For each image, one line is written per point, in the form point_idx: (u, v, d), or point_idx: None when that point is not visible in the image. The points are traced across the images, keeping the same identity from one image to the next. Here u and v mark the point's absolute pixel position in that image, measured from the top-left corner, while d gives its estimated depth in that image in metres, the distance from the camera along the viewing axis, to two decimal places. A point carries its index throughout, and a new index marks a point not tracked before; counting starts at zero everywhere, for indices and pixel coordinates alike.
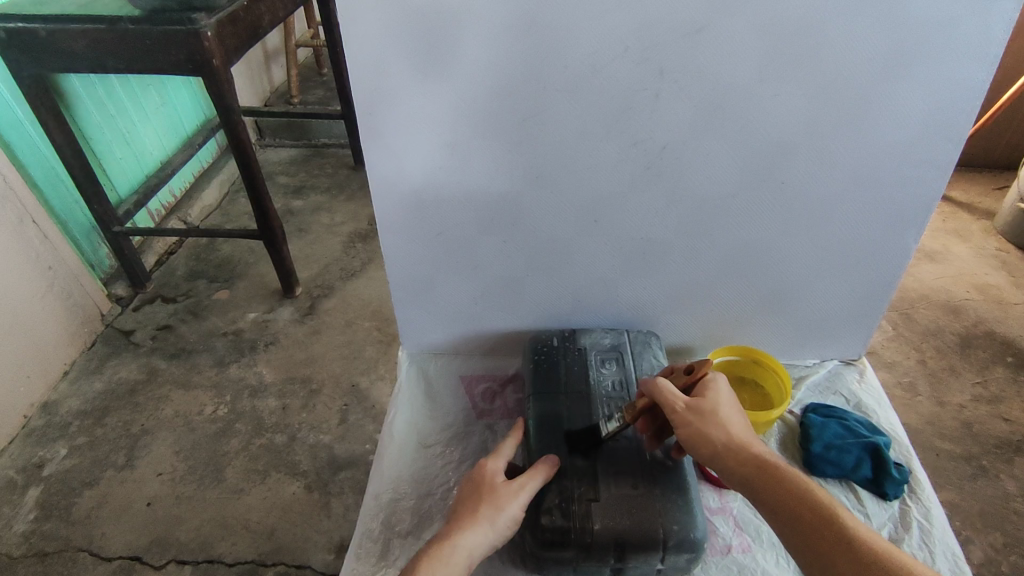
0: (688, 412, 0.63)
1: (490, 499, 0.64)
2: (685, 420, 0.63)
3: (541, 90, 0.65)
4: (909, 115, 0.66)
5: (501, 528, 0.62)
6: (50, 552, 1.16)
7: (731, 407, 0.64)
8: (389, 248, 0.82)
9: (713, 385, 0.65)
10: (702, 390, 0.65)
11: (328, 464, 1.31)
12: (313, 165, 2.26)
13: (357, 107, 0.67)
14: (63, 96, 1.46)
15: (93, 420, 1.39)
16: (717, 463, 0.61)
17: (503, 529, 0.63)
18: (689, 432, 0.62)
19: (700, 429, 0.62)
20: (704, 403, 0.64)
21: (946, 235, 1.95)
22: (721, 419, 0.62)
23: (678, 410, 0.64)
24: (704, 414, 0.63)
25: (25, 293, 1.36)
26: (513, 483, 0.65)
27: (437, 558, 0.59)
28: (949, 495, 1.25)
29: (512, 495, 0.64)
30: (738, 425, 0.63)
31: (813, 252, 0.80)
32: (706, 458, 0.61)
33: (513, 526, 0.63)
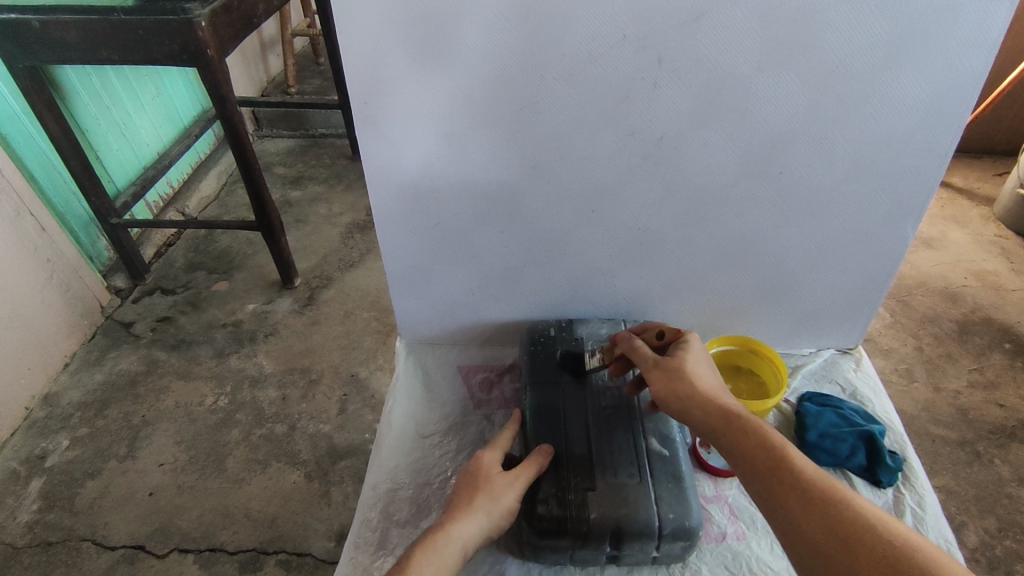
0: (662, 370, 0.66)
1: (485, 490, 0.64)
2: (661, 376, 0.66)
3: (538, 80, 0.65)
4: (906, 103, 0.66)
5: (495, 518, 0.63)
6: (54, 541, 1.18)
7: (705, 365, 0.67)
8: (387, 238, 0.82)
9: (688, 345, 0.68)
10: (677, 349, 0.68)
11: (328, 453, 1.32)
12: (311, 156, 2.25)
13: (354, 98, 0.67)
14: (58, 88, 1.45)
15: (95, 411, 1.40)
16: (686, 414, 0.63)
17: (497, 519, 0.64)
18: (659, 387, 0.65)
19: (672, 384, 0.64)
20: (677, 361, 0.66)
21: (945, 222, 1.94)
22: (693, 374, 0.65)
23: (653, 367, 0.67)
24: (676, 370, 0.65)
25: (25, 285, 1.36)
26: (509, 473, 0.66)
27: (432, 548, 0.60)
28: (944, 481, 1.26)
29: (507, 485, 0.65)
30: (710, 380, 0.65)
31: (809, 242, 0.80)
32: (675, 411, 0.63)
33: (507, 517, 0.64)
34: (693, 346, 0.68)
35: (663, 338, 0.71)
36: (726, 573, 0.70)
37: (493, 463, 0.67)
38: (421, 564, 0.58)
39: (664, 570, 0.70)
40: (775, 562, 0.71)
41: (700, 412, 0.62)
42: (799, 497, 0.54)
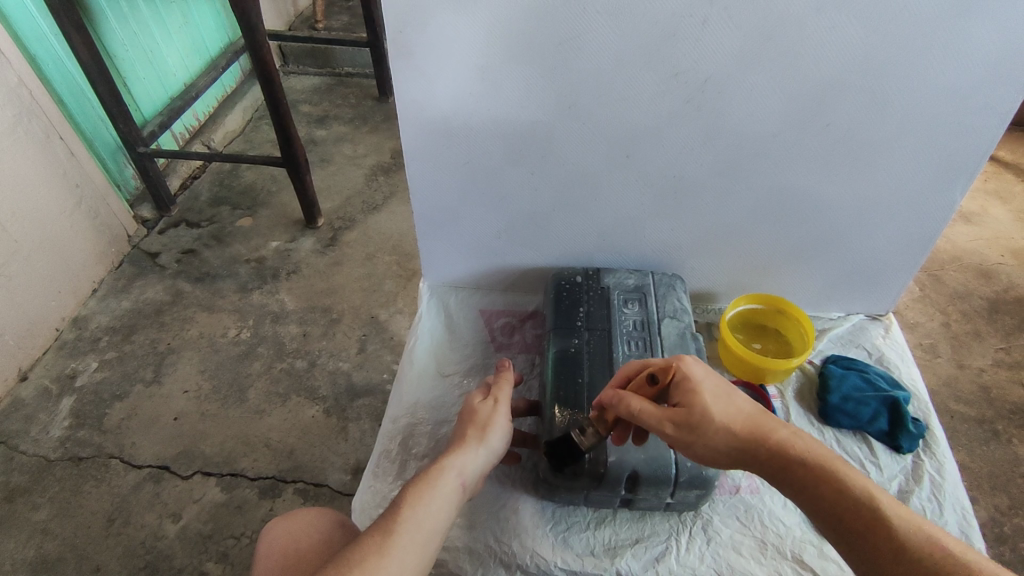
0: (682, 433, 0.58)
1: (478, 426, 0.68)
2: (685, 440, 0.58)
3: (581, 12, 0.62)
4: (971, 54, 0.62)
5: (484, 457, 0.66)
6: (85, 457, 1.23)
7: (722, 402, 0.58)
8: (415, 175, 0.80)
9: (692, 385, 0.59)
10: (685, 395, 0.59)
11: (347, 391, 1.35)
12: (337, 95, 2.22)
13: (388, 25, 0.64)
14: (87, 11, 1.43)
15: (122, 336, 1.44)
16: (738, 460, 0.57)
17: (485, 459, 0.66)
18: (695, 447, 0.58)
19: (702, 445, 0.57)
20: (695, 415, 0.57)
21: (986, 197, 1.87)
22: (722, 425, 0.57)
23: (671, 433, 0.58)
24: (700, 427, 0.57)
25: (54, 210, 1.38)
26: (492, 406, 0.71)
27: (431, 477, 0.62)
28: (960, 456, 1.26)
29: (493, 419, 0.69)
30: (745, 415, 0.58)
31: (848, 202, 0.78)
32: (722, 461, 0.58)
33: (491, 458, 0.67)
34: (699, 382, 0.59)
35: (657, 381, 0.61)
36: (737, 524, 0.71)
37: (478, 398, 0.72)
38: (422, 491, 0.60)
39: (676, 518, 0.71)
40: (787, 518, 0.72)
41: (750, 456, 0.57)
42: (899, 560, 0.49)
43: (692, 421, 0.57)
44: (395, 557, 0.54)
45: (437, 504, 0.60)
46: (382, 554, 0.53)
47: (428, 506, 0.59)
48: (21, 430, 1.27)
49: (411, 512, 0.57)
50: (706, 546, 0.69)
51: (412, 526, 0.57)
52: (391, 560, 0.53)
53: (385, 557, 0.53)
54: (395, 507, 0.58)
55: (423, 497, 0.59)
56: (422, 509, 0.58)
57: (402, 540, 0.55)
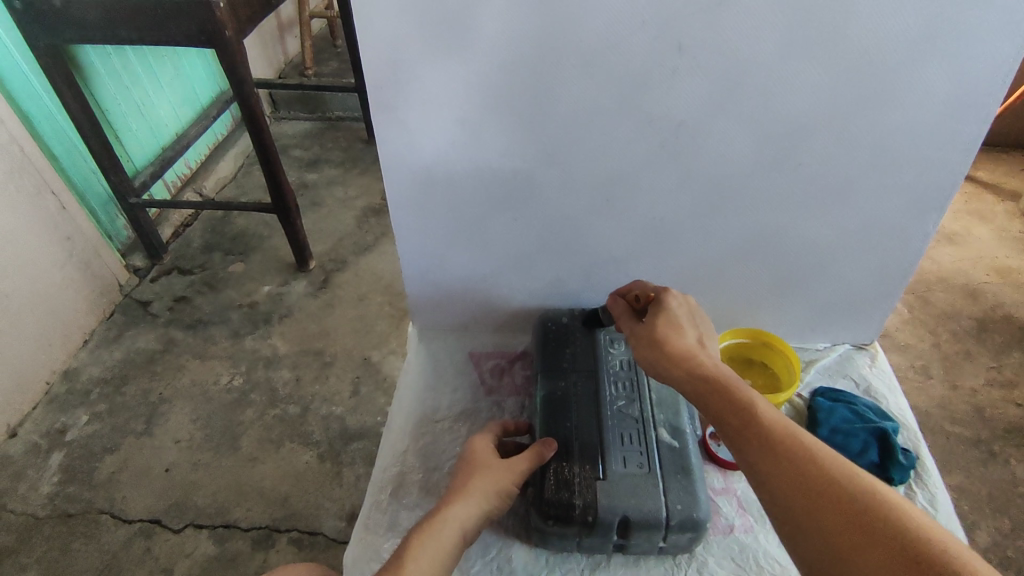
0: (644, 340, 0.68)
1: (483, 472, 0.66)
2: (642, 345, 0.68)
3: (555, 65, 0.64)
4: (932, 93, 0.65)
5: (488, 504, 0.65)
6: (74, 513, 1.21)
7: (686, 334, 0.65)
8: (400, 223, 0.81)
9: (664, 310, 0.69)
10: (653, 316, 0.69)
11: (340, 435, 1.34)
12: (327, 139, 2.26)
13: (369, 82, 0.67)
14: (78, 67, 1.46)
15: (113, 388, 1.43)
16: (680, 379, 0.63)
17: (489, 506, 0.65)
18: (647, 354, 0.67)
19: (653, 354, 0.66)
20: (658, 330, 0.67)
21: (968, 217, 1.90)
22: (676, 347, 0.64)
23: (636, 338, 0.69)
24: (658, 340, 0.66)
25: (45, 263, 1.38)
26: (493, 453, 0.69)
27: (433, 528, 0.61)
28: (957, 479, 1.25)
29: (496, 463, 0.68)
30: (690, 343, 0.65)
31: (826, 236, 0.79)
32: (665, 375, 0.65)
33: (496, 504, 0.66)
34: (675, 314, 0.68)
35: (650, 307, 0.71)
36: (732, 565, 0.70)
37: (481, 444, 0.70)
38: (421, 546, 0.59)
39: (671, 562, 0.70)
40: (782, 557, 0.71)
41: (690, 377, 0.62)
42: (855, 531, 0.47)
43: (651, 339, 0.67)
44: None
45: (439, 558, 0.59)
46: None
47: (428, 563, 0.58)
48: (9, 488, 1.25)
49: (411, 568, 0.57)
50: None
51: None
52: None
53: None
54: (396, 561, 0.58)
55: (425, 551, 0.59)
56: (423, 564, 0.58)
57: None
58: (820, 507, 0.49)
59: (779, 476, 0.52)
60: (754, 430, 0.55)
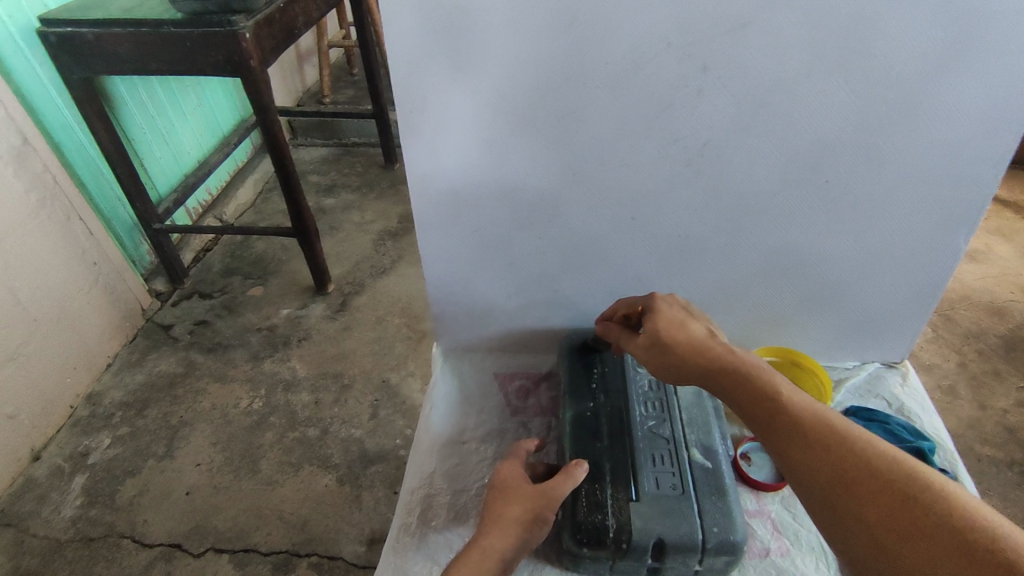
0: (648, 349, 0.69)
1: (516, 500, 0.65)
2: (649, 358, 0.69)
3: (582, 87, 0.66)
4: (959, 110, 0.65)
5: (525, 531, 0.64)
6: (95, 537, 1.21)
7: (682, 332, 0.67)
8: (425, 245, 0.82)
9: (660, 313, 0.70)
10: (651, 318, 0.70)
11: (360, 458, 1.34)
12: (344, 164, 2.30)
13: (398, 107, 0.68)
14: (108, 98, 1.51)
15: (135, 411, 1.44)
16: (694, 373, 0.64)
17: (526, 533, 0.64)
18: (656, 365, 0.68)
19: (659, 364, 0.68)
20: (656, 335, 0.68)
21: (988, 235, 1.88)
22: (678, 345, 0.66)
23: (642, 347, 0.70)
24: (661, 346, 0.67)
25: (72, 287, 1.41)
26: (524, 477, 0.68)
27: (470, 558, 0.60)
28: (993, 502, 1.21)
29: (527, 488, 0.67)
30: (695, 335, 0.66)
31: (854, 253, 0.79)
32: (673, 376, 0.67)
33: (531, 531, 0.64)
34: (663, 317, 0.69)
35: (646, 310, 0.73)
36: None
37: (512, 470, 0.69)
38: None
39: None
40: None
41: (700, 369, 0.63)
42: (903, 524, 0.47)
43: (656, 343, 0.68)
44: None
45: None
46: None
47: None
48: (31, 513, 1.25)
49: None
50: None
51: None
52: None
53: None
54: None
55: None
56: None
57: None
58: (866, 502, 0.49)
59: (820, 474, 0.52)
60: (791, 425, 0.56)
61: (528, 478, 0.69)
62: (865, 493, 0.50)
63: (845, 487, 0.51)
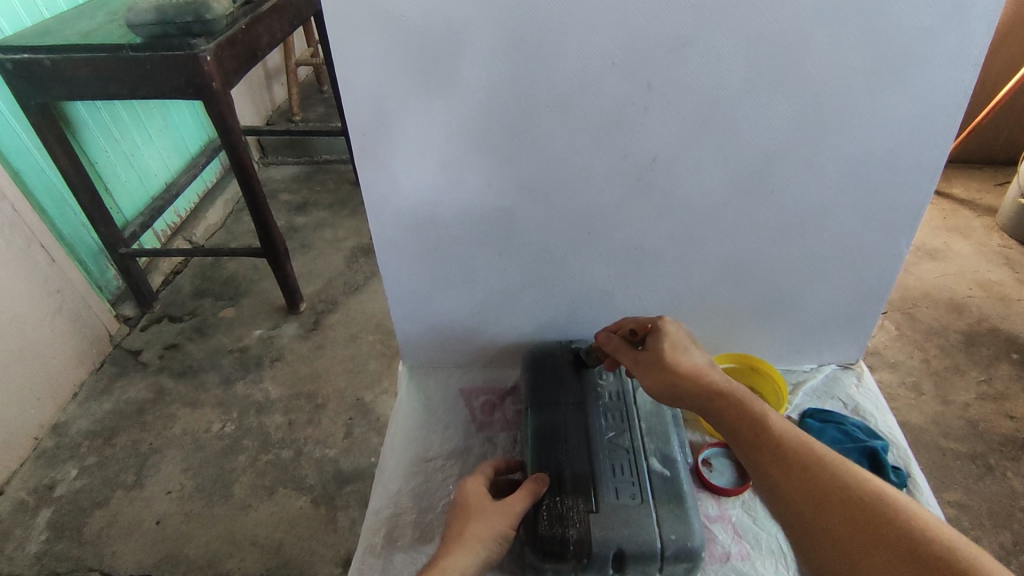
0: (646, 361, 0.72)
1: (478, 516, 0.66)
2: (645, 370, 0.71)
3: (532, 107, 0.67)
4: (894, 121, 0.67)
5: (489, 547, 0.64)
6: (62, 572, 1.18)
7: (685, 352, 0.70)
8: (386, 263, 0.83)
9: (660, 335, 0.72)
10: (653, 339, 0.73)
11: (334, 478, 1.33)
12: (315, 182, 2.29)
13: (352, 131, 0.69)
14: (68, 123, 1.49)
15: (103, 439, 1.41)
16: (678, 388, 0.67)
17: (489, 549, 0.64)
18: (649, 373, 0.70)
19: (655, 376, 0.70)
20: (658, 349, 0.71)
21: (947, 233, 1.94)
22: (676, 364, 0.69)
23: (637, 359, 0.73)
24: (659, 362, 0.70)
25: (34, 316, 1.38)
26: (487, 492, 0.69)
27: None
28: (957, 495, 1.25)
29: (488, 504, 0.67)
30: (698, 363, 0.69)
31: (804, 261, 0.81)
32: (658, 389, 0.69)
33: (495, 547, 0.65)
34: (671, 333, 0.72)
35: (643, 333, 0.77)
36: None
37: (475, 486, 0.70)
38: None
39: None
40: None
41: (688, 388, 0.66)
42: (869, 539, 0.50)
43: (654, 360, 0.71)
44: None
45: None
46: None
47: None
48: None
49: None
50: None
51: None
52: None
53: None
54: None
55: None
56: None
57: None
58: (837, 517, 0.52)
59: (826, 514, 0.53)
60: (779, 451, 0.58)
61: (492, 494, 0.69)
62: (872, 536, 0.50)
63: (853, 530, 0.51)
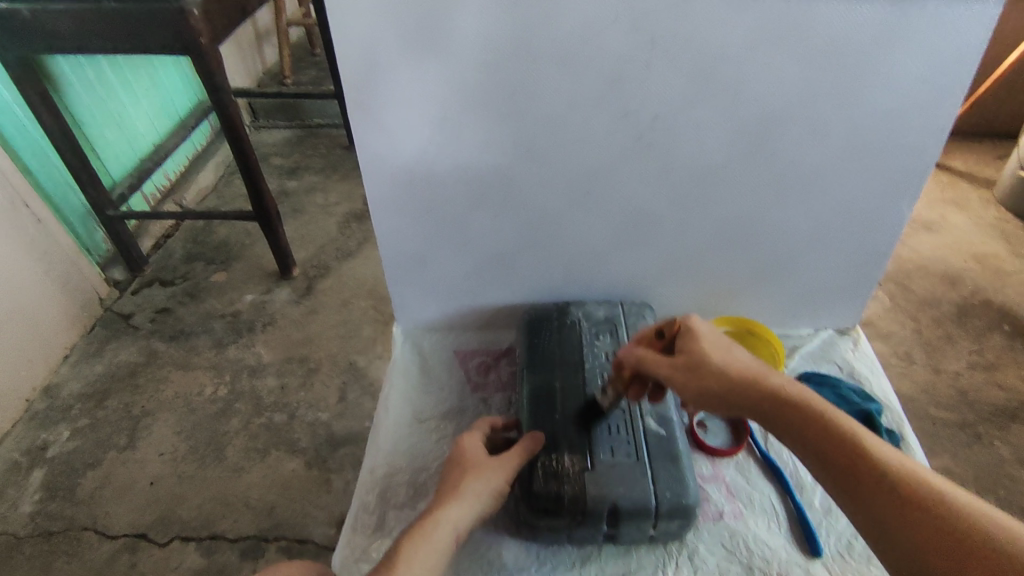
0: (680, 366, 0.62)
1: (474, 471, 0.66)
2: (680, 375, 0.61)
3: (532, 61, 0.64)
4: (904, 81, 0.66)
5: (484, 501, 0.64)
6: (56, 531, 1.18)
7: (722, 350, 0.61)
8: (380, 224, 0.81)
9: (695, 335, 0.63)
10: (689, 342, 0.62)
11: (328, 441, 1.33)
12: (307, 146, 2.24)
13: (344, 86, 0.66)
14: (50, 78, 1.44)
15: (95, 402, 1.40)
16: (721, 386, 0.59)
17: (484, 504, 0.65)
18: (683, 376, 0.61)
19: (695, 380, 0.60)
20: (692, 352, 0.62)
21: (944, 205, 1.93)
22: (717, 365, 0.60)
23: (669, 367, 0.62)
24: (697, 367, 0.60)
25: (21, 277, 1.36)
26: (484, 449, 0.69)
27: (428, 528, 0.60)
28: (944, 461, 1.26)
29: (485, 460, 0.67)
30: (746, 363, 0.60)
31: (805, 225, 0.80)
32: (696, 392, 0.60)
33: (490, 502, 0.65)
34: (700, 331, 0.63)
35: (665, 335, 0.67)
36: (723, 551, 0.71)
37: (472, 442, 0.70)
38: (413, 545, 0.59)
39: (662, 550, 0.71)
40: (772, 541, 0.72)
41: (733, 384, 0.59)
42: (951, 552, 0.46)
43: (693, 363, 0.61)
44: None
45: (434, 558, 0.59)
46: None
47: (423, 561, 0.58)
48: None
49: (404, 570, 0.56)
50: None
51: None
52: None
53: None
54: (391, 557, 0.57)
55: (419, 548, 0.58)
56: (418, 564, 0.57)
57: None
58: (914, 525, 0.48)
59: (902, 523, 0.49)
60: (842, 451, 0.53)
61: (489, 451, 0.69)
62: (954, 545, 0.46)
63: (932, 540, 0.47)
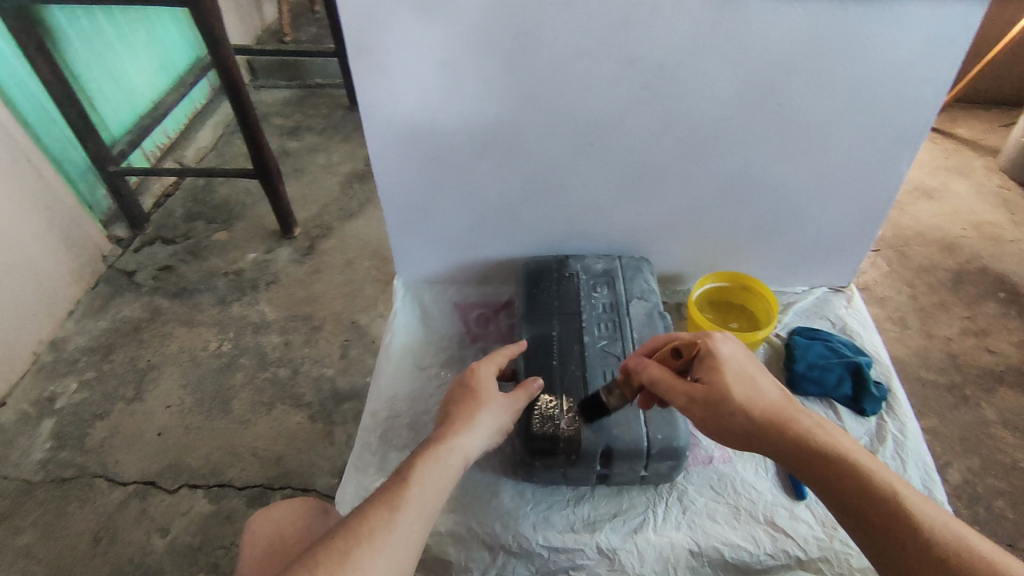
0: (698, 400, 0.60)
1: (482, 403, 0.66)
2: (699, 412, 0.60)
3: (536, 4, 0.64)
4: (910, 30, 0.65)
5: (490, 434, 0.66)
6: (68, 478, 1.22)
7: (742, 381, 0.60)
8: (383, 173, 0.81)
9: (719, 362, 0.61)
10: (708, 373, 0.61)
11: (331, 396, 1.35)
12: (308, 106, 2.22)
13: (347, 29, 0.66)
14: (48, 30, 1.42)
15: (101, 355, 1.43)
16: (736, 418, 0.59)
17: (490, 436, 0.66)
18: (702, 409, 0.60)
19: (716, 417, 0.59)
20: (712, 386, 0.60)
21: (947, 173, 1.93)
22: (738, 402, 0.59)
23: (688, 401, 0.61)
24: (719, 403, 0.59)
25: (25, 231, 1.37)
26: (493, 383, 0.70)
27: (439, 453, 0.61)
28: (932, 422, 1.29)
29: (492, 395, 0.68)
30: (768, 399, 0.59)
31: (806, 179, 0.81)
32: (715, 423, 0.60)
33: (494, 436, 0.66)
34: (723, 358, 0.61)
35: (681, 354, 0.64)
36: (712, 492, 0.77)
37: (481, 375, 0.70)
38: (425, 468, 0.59)
39: (652, 490, 0.77)
40: (759, 483, 0.77)
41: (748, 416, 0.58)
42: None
43: (713, 399, 0.59)
44: (399, 532, 0.54)
45: (444, 482, 0.59)
46: (390, 528, 0.53)
47: (433, 485, 0.58)
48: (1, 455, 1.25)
49: (415, 492, 0.57)
50: (682, 515, 0.75)
51: (418, 503, 0.56)
52: (395, 536, 0.53)
53: (391, 531, 0.53)
54: (402, 479, 0.58)
55: (429, 472, 0.59)
56: (428, 487, 0.58)
57: (409, 520, 0.55)
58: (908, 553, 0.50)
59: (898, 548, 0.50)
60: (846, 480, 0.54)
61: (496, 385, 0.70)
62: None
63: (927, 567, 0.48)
